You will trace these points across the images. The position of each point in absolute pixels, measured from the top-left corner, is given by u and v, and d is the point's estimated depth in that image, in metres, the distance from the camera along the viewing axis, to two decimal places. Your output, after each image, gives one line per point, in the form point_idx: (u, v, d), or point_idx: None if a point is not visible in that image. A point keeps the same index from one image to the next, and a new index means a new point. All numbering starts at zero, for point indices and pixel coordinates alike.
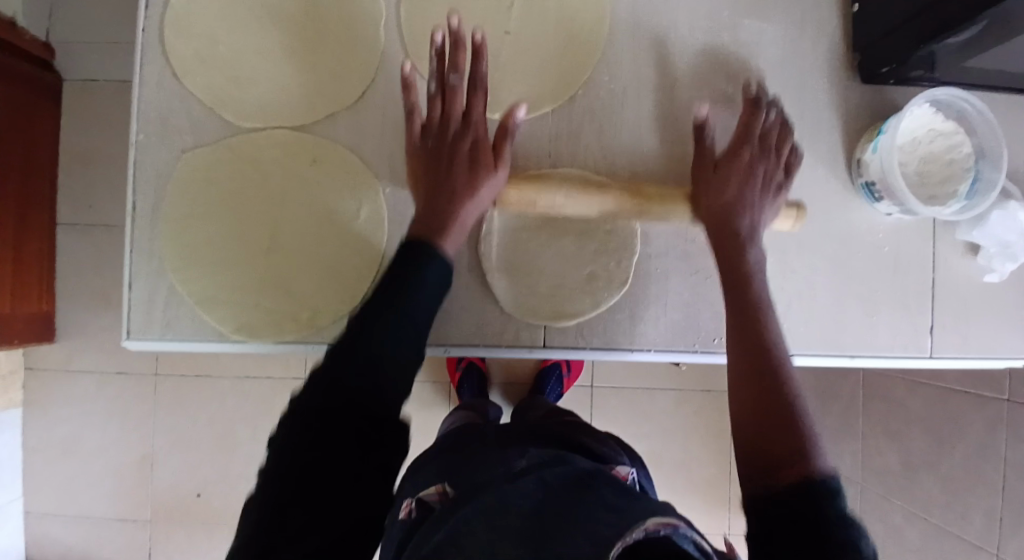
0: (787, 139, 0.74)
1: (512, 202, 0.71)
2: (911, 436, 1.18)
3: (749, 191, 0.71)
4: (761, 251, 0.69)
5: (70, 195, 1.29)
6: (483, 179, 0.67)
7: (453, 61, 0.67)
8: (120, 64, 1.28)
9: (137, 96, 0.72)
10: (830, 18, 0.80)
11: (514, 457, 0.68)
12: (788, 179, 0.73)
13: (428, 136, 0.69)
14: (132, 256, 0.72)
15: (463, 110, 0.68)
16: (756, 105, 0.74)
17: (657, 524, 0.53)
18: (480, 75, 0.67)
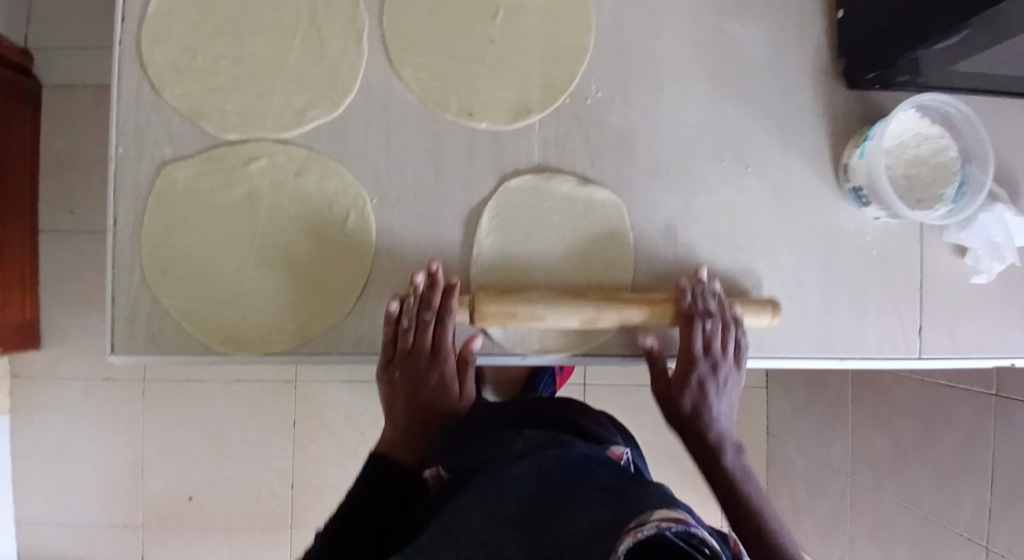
0: (723, 334, 0.72)
1: (491, 317, 0.69)
2: (901, 430, 1.20)
3: (707, 402, 0.73)
4: (722, 426, 0.74)
5: (52, 200, 1.27)
6: (458, 384, 0.74)
7: (425, 300, 0.69)
8: (98, 65, 1.26)
9: (114, 107, 0.71)
10: (816, 22, 0.79)
11: (511, 440, 0.70)
12: (736, 362, 0.73)
13: (395, 368, 0.72)
14: (115, 271, 0.70)
15: (429, 345, 0.71)
16: (692, 321, 0.71)
17: (666, 520, 0.49)
18: (448, 307, 0.70)
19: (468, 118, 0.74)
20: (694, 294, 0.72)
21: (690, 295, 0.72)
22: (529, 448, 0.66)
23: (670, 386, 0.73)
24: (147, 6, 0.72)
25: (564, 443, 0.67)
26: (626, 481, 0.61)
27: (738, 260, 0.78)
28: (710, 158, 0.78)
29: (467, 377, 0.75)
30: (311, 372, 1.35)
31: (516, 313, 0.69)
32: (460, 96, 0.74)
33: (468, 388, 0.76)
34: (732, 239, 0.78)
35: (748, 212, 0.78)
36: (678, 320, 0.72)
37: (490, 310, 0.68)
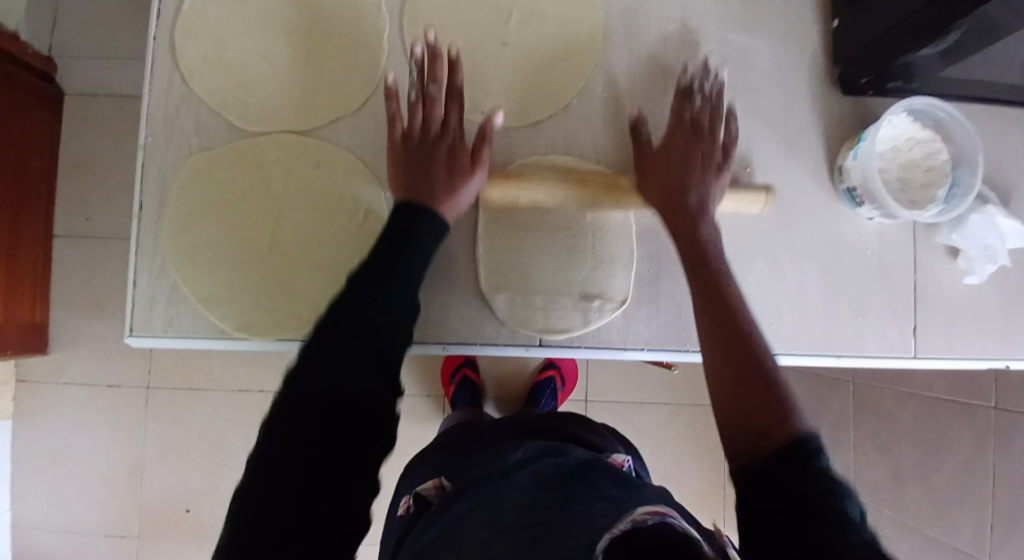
0: (721, 118, 0.75)
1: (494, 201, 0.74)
2: (902, 445, 1.20)
3: (698, 183, 0.72)
4: (712, 223, 0.71)
5: (68, 205, 1.30)
6: (460, 178, 0.70)
7: (431, 73, 0.71)
8: (122, 77, 1.31)
9: (145, 99, 0.74)
10: (812, 34, 0.84)
11: (512, 453, 0.72)
12: (728, 158, 0.74)
13: (409, 137, 0.71)
14: (136, 255, 0.73)
15: (441, 116, 0.71)
16: (687, 95, 0.75)
17: (644, 514, 0.54)
18: (457, 91, 0.71)
19: (481, 117, 0.78)
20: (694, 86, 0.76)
21: (693, 77, 0.76)
22: (530, 459, 0.67)
23: (653, 160, 0.73)
24: (182, 5, 0.76)
25: (564, 454, 0.69)
26: (624, 487, 0.63)
27: (737, 259, 0.80)
28: None
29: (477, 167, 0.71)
30: None
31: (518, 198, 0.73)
32: (474, 96, 0.78)
33: (483, 166, 0.72)
34: (730, 243, 0.80)
35: (748, 214, 0.81)
36: (675, 97, 0.76)
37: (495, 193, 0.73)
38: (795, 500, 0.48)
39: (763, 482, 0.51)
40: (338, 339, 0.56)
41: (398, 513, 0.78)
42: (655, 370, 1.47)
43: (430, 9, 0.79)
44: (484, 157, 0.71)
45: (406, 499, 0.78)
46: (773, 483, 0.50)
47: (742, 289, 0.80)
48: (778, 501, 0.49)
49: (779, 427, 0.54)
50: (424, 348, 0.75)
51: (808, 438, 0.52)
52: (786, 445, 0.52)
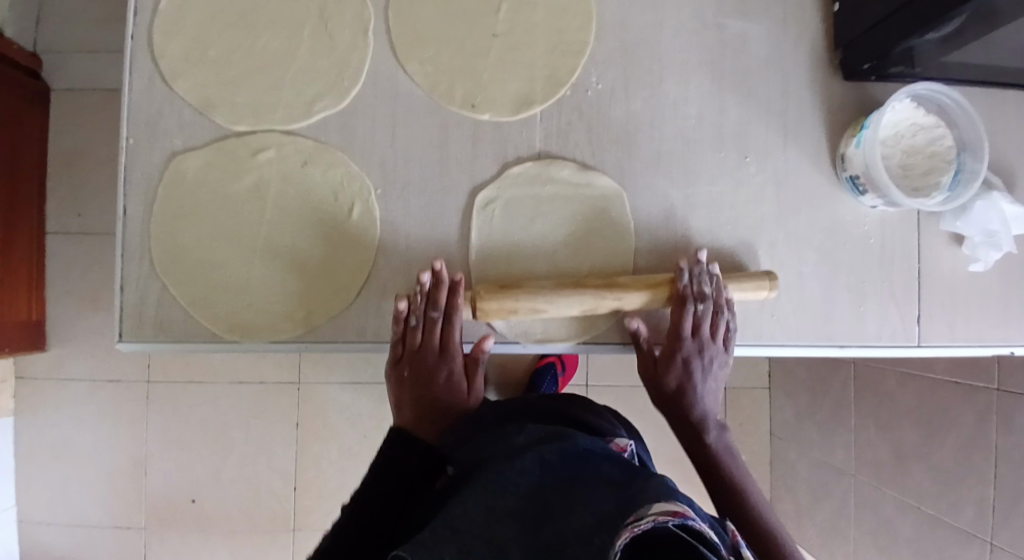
0: (720, 318, 0.73)
1: (492, 311, 0.70)
2: (903, 428, 1.20)
3: (693, 381, 0.74)
4: (720, 434, 0.76)
5: (59, 201, 1.29)
6: (464, 394, 0.73)
7: (433, 300, 0.70)
8: (108, 69, 1.28)
9: (126, 98, 0.72)
10: (813, 16, 0.81)
11: (513, 434, 0.69)
12: (727, 350, 0.75)
13: (404, 366, 0.72)
14: (124, 259, 0.71)
15: (441, 340, 0.72)
16: (685, 303, 0.72)
17: (665, 515, 0.50)
18: (455, 322, 0.71)
19: (472, 109, 0.76)
20: (691, 276, 0.72)
21: (689, 280, 0.72)
22: (533, 441, 0.65)
23: (656, 366, 0.74)
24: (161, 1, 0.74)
25: (568, 439, 0.67)
26: (629, 475, 0.61)
27: (735, 249, 0.79)
28: (710, 149, 0.79)
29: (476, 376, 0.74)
30: (314, 373, 1.36)
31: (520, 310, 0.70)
32: (465, 88, 0.76)
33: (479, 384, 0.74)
34: (729, 233, 0.79)
35: (747, 202, 0.79)
36: (672, 304, 0.73)
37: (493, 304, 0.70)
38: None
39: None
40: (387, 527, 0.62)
41: None
42: None
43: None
44: (478, 380, 0.74)
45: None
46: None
47: None
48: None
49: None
50: None
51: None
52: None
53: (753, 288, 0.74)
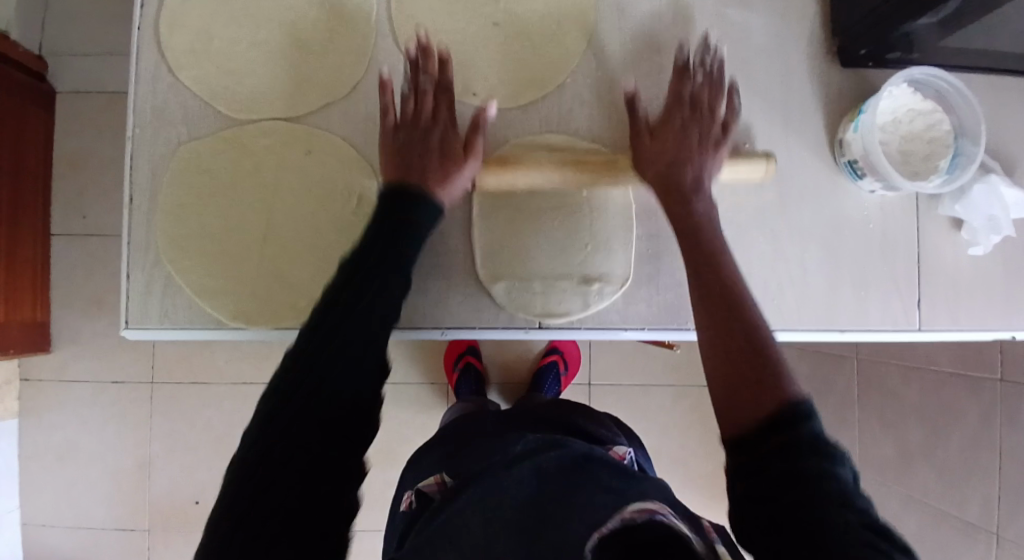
0: (721, 94, 0.73)
1: (490, 185, 0.73)
2: (907, 421, 1.19)
3: (689, 149, 0.70)
4: (709, 202, 0.69)
5: (64, 203, 1.30)
6: (455, 167, 0.69)
7: (425, 66, 0.71)
8: (113, 72, 1.30)
9: (133, 90, 0.74)
10: (809, 5, 0.82)
11: (516, 442, 0.74)
12: (727, 136, 0.72)
13: (397, 134, 0.70)
14: (129, 248, 0.72)
15: (431, 108, 0.71)
16: (685, 74, 0.72)
17: (633, 512, 0.57)
18: (447, 80, 0.71)
19: (473, 98, 0.77)
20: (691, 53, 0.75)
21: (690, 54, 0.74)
22: (530, 450, 0.69)
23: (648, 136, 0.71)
24: None
25: (566, 444, 0.71)
26: (624, 479, 0.65)
27: (736, 235, 0.80)
28: None
29: (473, 151, 0.70)
30: None
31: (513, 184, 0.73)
32: (466, 77, 0.77)
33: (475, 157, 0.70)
34: (729, 219, 0.80)
35: (745, 190, 0.80)
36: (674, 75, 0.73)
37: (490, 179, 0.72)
38: (788, 476, 0.48)
39: (761, 456, 0.50)
40: (328, 345, 0.57)
41: (400, 509, 0.76)
42: (658, 354, 1.46)
43: None
44: (476, 149, 0.70)
45: (407, 495, 0.77)
46: (771, 452, 0.50)
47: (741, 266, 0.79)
48: (778, 472, 0.48)
49: (769, 404, 0.53)
50: (424, 333, 0.75)
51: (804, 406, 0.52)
52: (781, 415, 0.51)
53: (748, 169, 0.75)
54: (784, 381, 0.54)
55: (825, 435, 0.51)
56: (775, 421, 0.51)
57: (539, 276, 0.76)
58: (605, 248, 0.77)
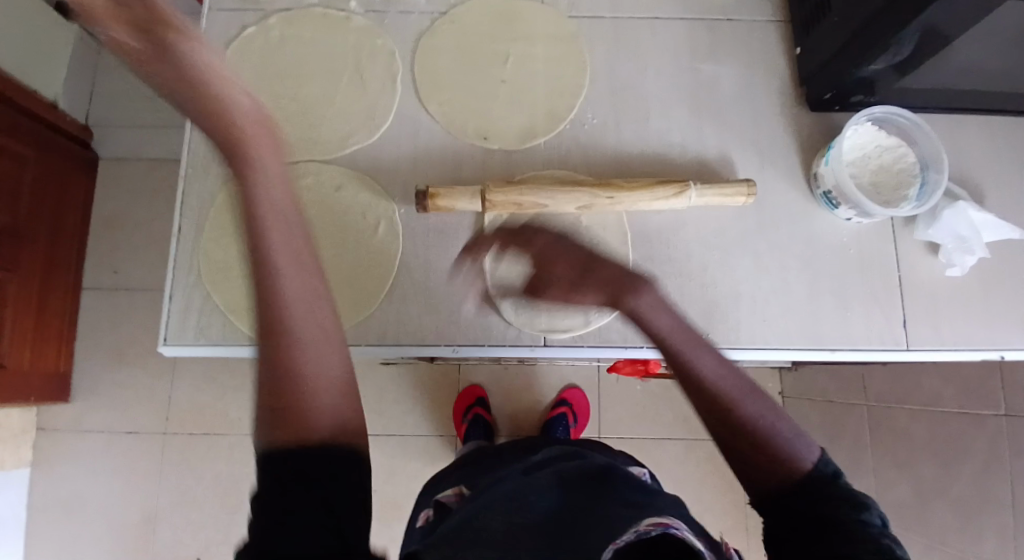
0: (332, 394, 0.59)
1: (499, 204, 0.81)
2: (920, 462, 1.18)
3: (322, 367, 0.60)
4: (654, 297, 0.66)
5: (97, 260, 1.38)
6: None
7: None
8: (153, 140, 1.42)
9: (188, 135, 0.86)
10: (778, 61, 0.93)
11: (535, 457, 0.75)
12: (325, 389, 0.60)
13: None
14: (173, 272, 0.82)
15: None
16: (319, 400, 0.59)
17: (649, 525, 0.54)
18: None
19: (483, 141, 0.87)
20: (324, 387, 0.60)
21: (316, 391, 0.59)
22: (551, 460, 0.71)
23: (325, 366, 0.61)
24: (220, 57, 0.89)
25: (583, 458, 0.71)
26: (644, 492, 0.64)
27: (724, 258, 0.86)
28: (695, 170, 0.88)
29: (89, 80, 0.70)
30: None
31: (521, 202, 0.81)
32: (477, 123, 0.87)
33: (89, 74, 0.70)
34: (717, 245, 0.86)
35: (732, 219, 0.87)
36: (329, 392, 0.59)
37: (500, 197, 0.80)
38: (822, 521, 0.52)
39: (785, 511, 0.54)
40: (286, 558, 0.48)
41: (416, 525, 0.79)
42: (667, 404, 1.47)
43: (436, 53, 0.90)
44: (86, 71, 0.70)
45: (423, 512, 0.80)
46: (796, 503, 0.54)
47: (730, 286, 0.85)
48: (805, 515, 0.53)
49: (790, 477, 0.56)
50: (437, 350, 0.81)
51: (821, 472, 0.55)
52: (804, 477, 0.55)
53: (733, 192, 0.83)
54: (795, 453, 0.57)
55: (854, 489, 0.55)
56: (800, 482, 0.55)
57: (543, 296, 0.82)
58: (606, 269, 0.84)
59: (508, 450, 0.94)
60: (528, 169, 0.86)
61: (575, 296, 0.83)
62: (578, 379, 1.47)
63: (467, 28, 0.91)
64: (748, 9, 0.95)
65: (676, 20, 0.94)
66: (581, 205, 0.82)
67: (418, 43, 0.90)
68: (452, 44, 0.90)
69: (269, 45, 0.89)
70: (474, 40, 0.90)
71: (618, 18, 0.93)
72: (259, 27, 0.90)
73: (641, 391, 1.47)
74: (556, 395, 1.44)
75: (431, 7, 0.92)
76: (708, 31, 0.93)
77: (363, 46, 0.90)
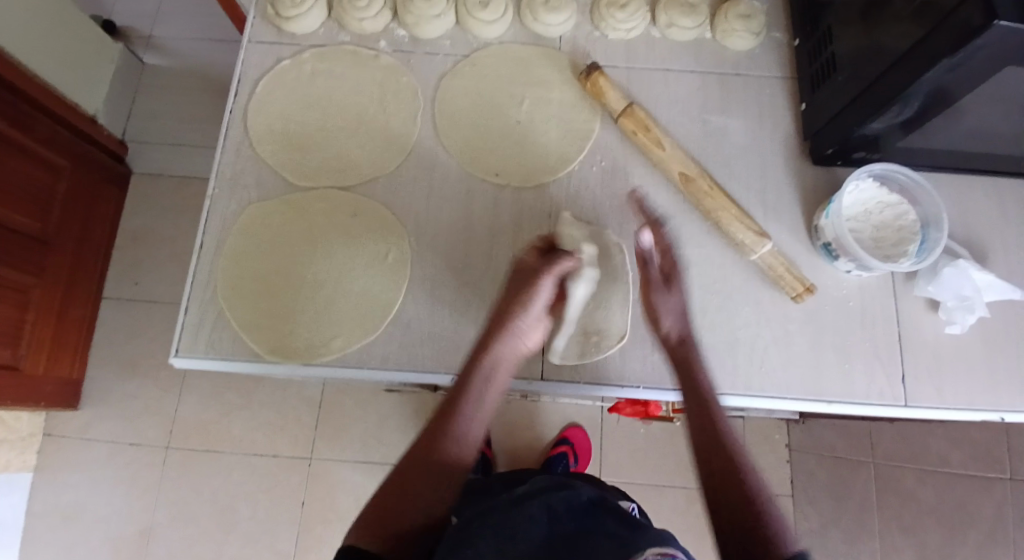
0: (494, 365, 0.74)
1: (630, 120, 0.90)
2: (925, 526, 1.13)
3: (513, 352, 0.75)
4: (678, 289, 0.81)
5: (120, 271, 1.43)
6: None
7: None
8: (184, 161, 1.49)
9: (218, 158, 0.91)
10: (785, 116, 0.96)
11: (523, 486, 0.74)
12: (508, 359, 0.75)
13: None
14: (191, 286, 0.85)
15: None
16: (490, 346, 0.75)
17: (652, 553, 0.55)
18: None
19: (495, 177, 0.90)
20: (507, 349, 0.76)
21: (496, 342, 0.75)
22: (541, 491, 0.70)
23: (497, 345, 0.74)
24: (255, 86, 0.94)
25: (573, 488, 0.70)
26: (633, 527, 0.64)
27: (727, 304, 0.88)
28: (700, 217, 0.91)
29: None
30: (328, 449, 1.37)
31: (649, 130, 0.89)
32: (491, 160, 0.91)
33: None
34: (719, 290, 0.88)
35: (733, 265, 0.89)
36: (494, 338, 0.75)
37: (638, 112, 0.90)
38: None
39: None
40: None
41: None
42: (669, 450, 1.45)
43: (457, 93, 0.94)
44: None
45: None
46: None
47: (730, 332, 0.86)
48: None
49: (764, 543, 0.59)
50: (434, 377, 0.82)
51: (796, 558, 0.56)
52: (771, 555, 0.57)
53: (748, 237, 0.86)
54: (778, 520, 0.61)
55: None
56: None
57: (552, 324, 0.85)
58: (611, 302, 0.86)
59: (501, 481, 0.95)
60: (539, 208, 0.90)
61: (581, 326, 0.85)
62: (581, 418, 1.47)
63: (487, 71, 0.95)
64: (757, 67, 0.99)
65: (688, 74, 0.98)
66: (684, 171, 0.88)
67: (441, 83, 0.95)
68: (472, 85, 0.95)
69: (301, 78, 0.95)
70: (493, 83, 0.95)
71: (632, 69, 0.98)
72: (293, 61, 0.95)
73: (643, 436, 1.46)
74: (557, 434, 1.44)
75: (454, 49, 0.97)
76: (719, 85, 0.97)
77: (388, 83, 0.95)
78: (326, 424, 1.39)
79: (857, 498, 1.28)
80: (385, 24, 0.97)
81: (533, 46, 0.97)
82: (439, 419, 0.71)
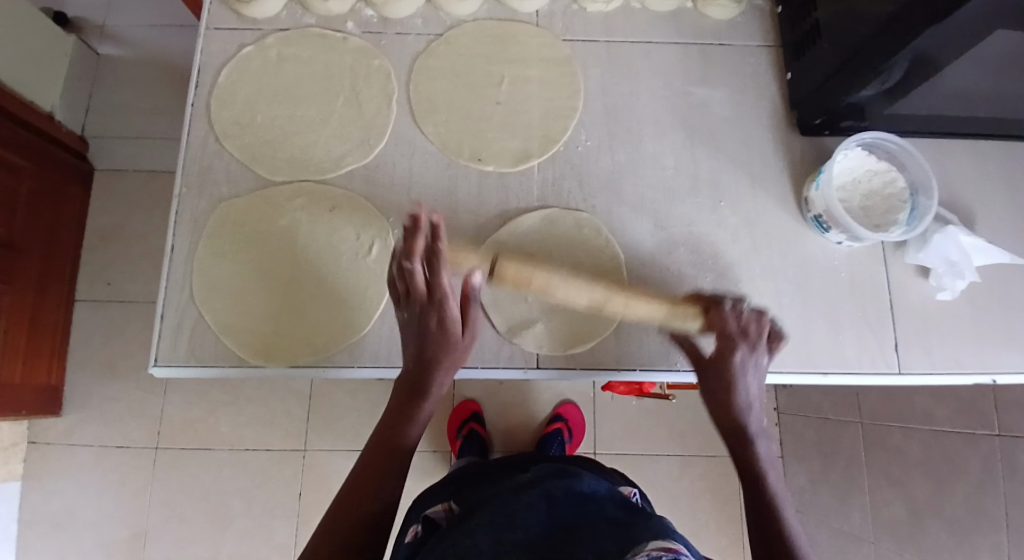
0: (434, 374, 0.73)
1: (508, 276, 0.81)
2: (912, 481, 1.13)
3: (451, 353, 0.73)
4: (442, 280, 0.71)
5: (91, 272, 1.38)
6: None
7: None
8: (149, 153, 1.43)
9: (183, 155, 0.86)
10: (769, 85, 0.94)
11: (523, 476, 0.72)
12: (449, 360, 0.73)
13: None
14: (166, 291, 0.82)
15: None
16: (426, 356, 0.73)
17: (657, 550, 0.53)
18: None
19: (477, 163, 0.87)
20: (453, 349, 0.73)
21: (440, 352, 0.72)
22: (543, 480, 0.68)
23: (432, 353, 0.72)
24: (217, 77, 0.90)
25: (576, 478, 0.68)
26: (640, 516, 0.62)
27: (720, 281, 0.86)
28: (687, 192, 0.89)
29: None
30: (320, 440, 1.36)
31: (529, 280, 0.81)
32: (472, 145, 0.88)
33: None
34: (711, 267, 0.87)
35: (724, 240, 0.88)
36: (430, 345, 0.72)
37: (507, 269, 0.81)
38: None
39: None
40: None
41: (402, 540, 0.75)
42: (660, 422, 1.46)
43: (432, 75, 0.90)
44: None
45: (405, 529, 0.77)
46: None
47: None
48: None
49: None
50: None
51: None
52: None
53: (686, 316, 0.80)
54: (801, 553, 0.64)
55: None
56: None
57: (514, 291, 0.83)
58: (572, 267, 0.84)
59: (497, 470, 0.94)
60: (523, 191, 0.87)
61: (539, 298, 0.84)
62: (573, 394, 1.46)
63: (462, 51, 0.91)
64: (739, 34, 0.96)
65: (668, 45, 0.95)
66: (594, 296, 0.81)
67: (414, 65, 0.91)
68: (447, 66, 0.91)
69: (266, 65, 0.90)
70: (469, 62, 0.91)
71: (612, 42, 0.94)
72: (257, 47, 0.90)
73: (635, 407, 1.47)
74: (551, 411, 1.44)
75: (427, 28, 0.92)
76: (701, 55, 0.95)
77: (360, 67, 0.90)
78: (316, 417, 1.37)
79: (846, 455, 1.31)
80: (352, 4, 0.92)
81: (508, 21, 0.93)
82: (390, 421, 0.73)
